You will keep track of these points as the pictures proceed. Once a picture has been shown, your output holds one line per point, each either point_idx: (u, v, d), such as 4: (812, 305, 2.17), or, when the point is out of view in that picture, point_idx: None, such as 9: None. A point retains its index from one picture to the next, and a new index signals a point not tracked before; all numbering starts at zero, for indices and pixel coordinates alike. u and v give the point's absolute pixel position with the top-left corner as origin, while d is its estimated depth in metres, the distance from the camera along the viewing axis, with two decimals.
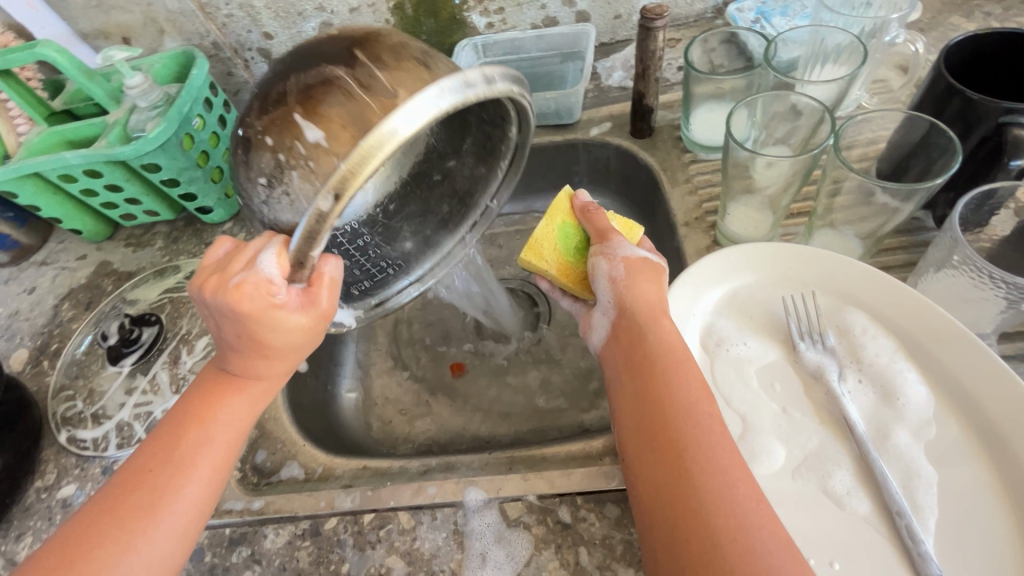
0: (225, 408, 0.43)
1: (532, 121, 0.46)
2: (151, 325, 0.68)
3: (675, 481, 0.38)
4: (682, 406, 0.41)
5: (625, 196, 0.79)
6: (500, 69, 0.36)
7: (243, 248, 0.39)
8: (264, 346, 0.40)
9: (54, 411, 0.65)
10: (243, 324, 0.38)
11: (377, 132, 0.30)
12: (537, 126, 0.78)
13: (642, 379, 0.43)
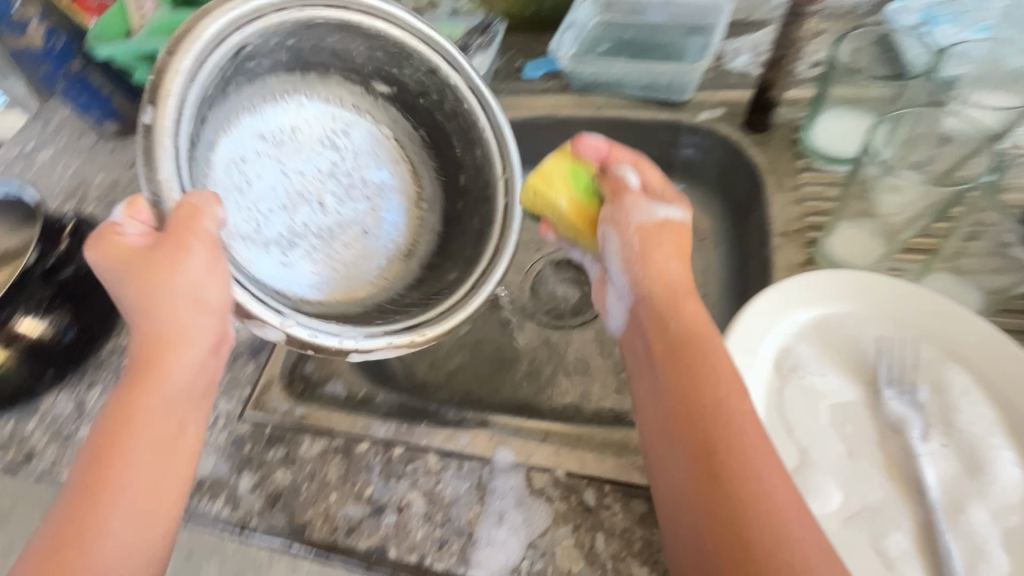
0: (155, 382, 0.42)
1: (459, 57, 0.57)
2: None
3: (704, 488, 0.36)
4: (713, 404, 0.39)
5: (718, 190, 0.74)
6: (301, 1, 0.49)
7: None
8: (181, 293, 0.41)
9: None
10: (143, 278, 0.41)
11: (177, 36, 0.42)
12: (643, 99, 0.73)
13: (673, 374, 0.41)
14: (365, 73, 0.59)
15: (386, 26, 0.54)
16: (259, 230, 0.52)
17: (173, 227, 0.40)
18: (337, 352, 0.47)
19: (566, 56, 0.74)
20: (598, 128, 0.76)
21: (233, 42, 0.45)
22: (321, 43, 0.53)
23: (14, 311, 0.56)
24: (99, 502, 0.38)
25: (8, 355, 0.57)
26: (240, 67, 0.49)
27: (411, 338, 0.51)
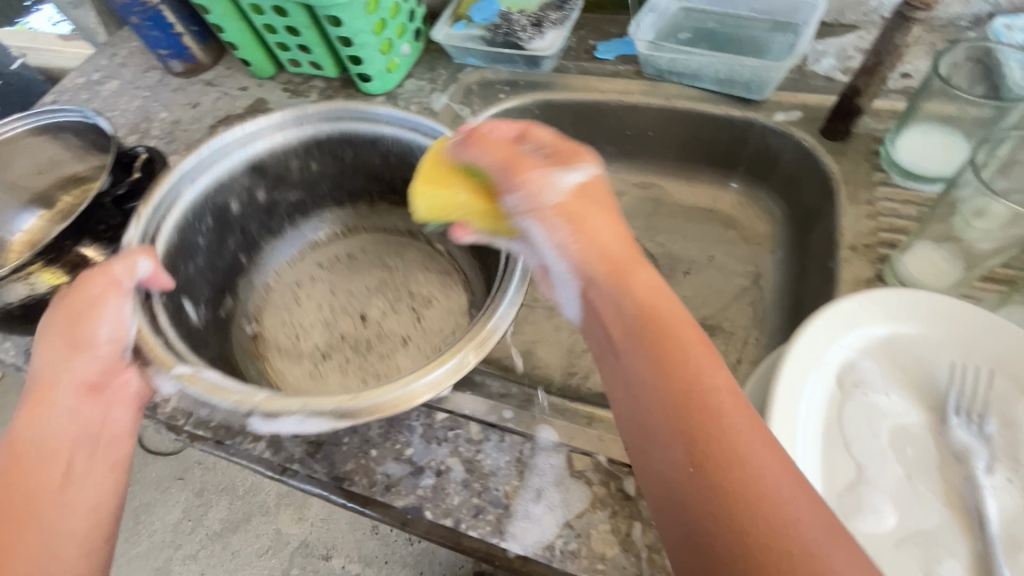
0: (40, 431, 0.44)
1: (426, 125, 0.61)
2: None
3: (695, 471, 0.33)
4: (688, 380, 0.36)
5: (782, 196, 0.72)
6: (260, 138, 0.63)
7: None
8: (74, 329, 0.46)
9: None
10: (46, 332, 0.47)
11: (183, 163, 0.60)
12: (718, 93, 0.71)
13: (649, 350, 0.38)
14: (393, 182, 0.70)
15: (349, 117, 0.64)
16: (295, 339, 0.67)
17: (82, 279, 0.48)
18: (239, 410, 0.44)
19: (646, 38, 0.71)
20: (666, 120, 0.75)
21: (195, 188, 0.60)
22: (341, 159, 0.68)
23: (82, 236, 0.58)
24: (13, 527, 0.40)
25: (72, 279, 0.59)
26: (262, 207, 0.68)
27: (340, 400, 0.44)
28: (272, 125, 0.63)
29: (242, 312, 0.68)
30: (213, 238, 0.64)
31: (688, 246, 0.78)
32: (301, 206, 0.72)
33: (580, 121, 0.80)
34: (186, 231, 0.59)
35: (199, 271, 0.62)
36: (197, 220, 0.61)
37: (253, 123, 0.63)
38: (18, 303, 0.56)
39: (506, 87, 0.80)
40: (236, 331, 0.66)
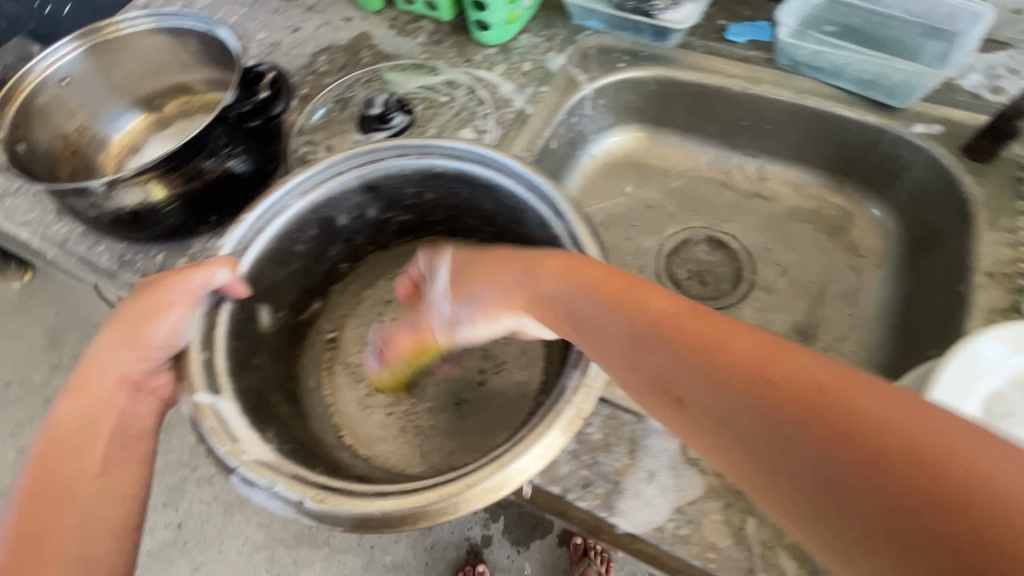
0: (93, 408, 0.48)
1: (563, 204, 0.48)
2: (407, 114, 0.68)
3: (829, 447, 0.25)
4: (740, 359, 0.30)
5: (900, 212, 0.70)
6: (360, 155, 0.54)
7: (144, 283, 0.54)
8: (139, 322, 0.47)
9: (294, 149, 0.70)
10: (117, 318, 0.49)
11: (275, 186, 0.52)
12: (855, 94, 0.68)
13: (679, 346, 0.33)
14: (503, 233, 0.59)
15: (471, 161, 0.53)
16: (364, 359, 0.63)
17: (166, 280, 0.48)
18: (222, 463, 0.42)
19: (792, 23, 0.69)
20: (789, 116, 0.72)
21: (305, 200, 0.53)
22: (457, 197, 0.58)
23: (201, 152, 0.56)
24: (58, 504, 0.43)
25: (184, 191, 0.58)
26: (371, 222, 0.61)
27: (308, 493, 0.42)
28: (396, 148, 0.54)
29: (328, 310, 0.65)
30: (313, 246, 0.58)
31: (787, 248, 0.76)
32: (410, 226, 0.64)
33: (693, 105, 0.78)
34: (283, 240, 0.53)
35: (288, 277, 0.57)
36: (299, 231, 0.55)
37: (379, 145, 0.54)
38: (132, 206, 0.56)
39: (625, 57, 0.76)
40: (313, 331, 0.63)
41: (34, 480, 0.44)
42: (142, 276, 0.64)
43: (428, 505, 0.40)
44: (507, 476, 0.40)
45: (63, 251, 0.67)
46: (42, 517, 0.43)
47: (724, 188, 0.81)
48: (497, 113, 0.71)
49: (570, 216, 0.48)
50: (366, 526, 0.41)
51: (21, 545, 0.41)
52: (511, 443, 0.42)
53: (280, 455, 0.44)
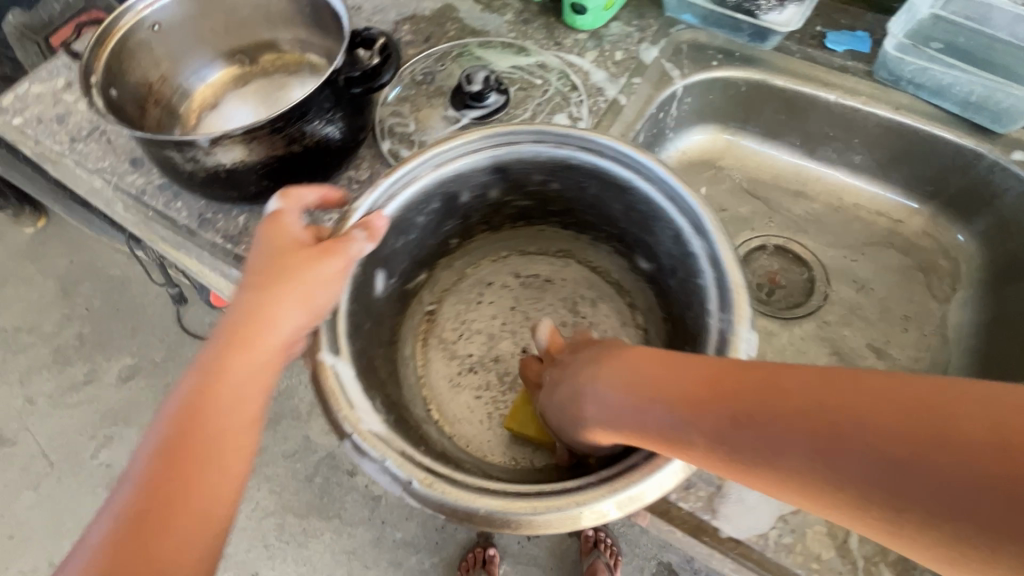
0: (231, 364, 0.42)
1: (713, 226, 0.45)
2: (501, 95, 0.68)
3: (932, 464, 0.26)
4: (804, 417, 0.31)
5: (983, 239, 0.70)
6: (513, 134, 0.52)
7: (279, 212, 0.48)
8: (311, 290, 0.44)
9: (382, 119, 0.69)
10: (280, 269, 0.45)
11: (414, 155, 0.51)
12: (953, 115, 0.67)
13: (746, 421, 0.33)
14: (624, 234, 0.59)
15: (611, 159, 0.51)
16: (459, 338, 0.64)
17: (341, 247, 0.45)
18: (339, 427, 0.42)
19: (900, 34, 0.68)
20: (882, 131, 0.71)
21: (438, 171, 0.52)
22: (585, 190, 0.57)
23: (306, 115, 0.54)
24: (202, 466, 0.39)
25: (282, 154, 0.56)
26: (490, 203, 0.60)
27: (416, 474, 0.41)
28: (534, 133, 0.52)
29: (430, 284, 0.64)
30: (432, 219, 0.57)
31: (863, 264, 0.75)
32: (522, 213, 0.63)
33: (782, 110, 0.76)
34: (409, 210, 0.53)
35: (405, 246, 0.56)
36: (425, 203, 0.54)
37: (516, 127, 0.52)
38: (230, 165, 0.55)
39: (719, 55, 0.75)
40: (415, 304, 0.63)
41: (161, 460, 0.39)
42: (222, 236, 0.62)
43: (536, 515, 0.39)
44: (605, 506, 0.39)
45: (140, 205, 0.65)
46: (166, 509, 0.37)
47: (801, 198, 0.80)
48: (589, 101, 0.70)
49: (712, 235, 0.45)
50: (470, 521, 0.39)
51: (139, 538, 0.36)
52: (615, 472, 0.40)
53: (389, 429, 0.44)
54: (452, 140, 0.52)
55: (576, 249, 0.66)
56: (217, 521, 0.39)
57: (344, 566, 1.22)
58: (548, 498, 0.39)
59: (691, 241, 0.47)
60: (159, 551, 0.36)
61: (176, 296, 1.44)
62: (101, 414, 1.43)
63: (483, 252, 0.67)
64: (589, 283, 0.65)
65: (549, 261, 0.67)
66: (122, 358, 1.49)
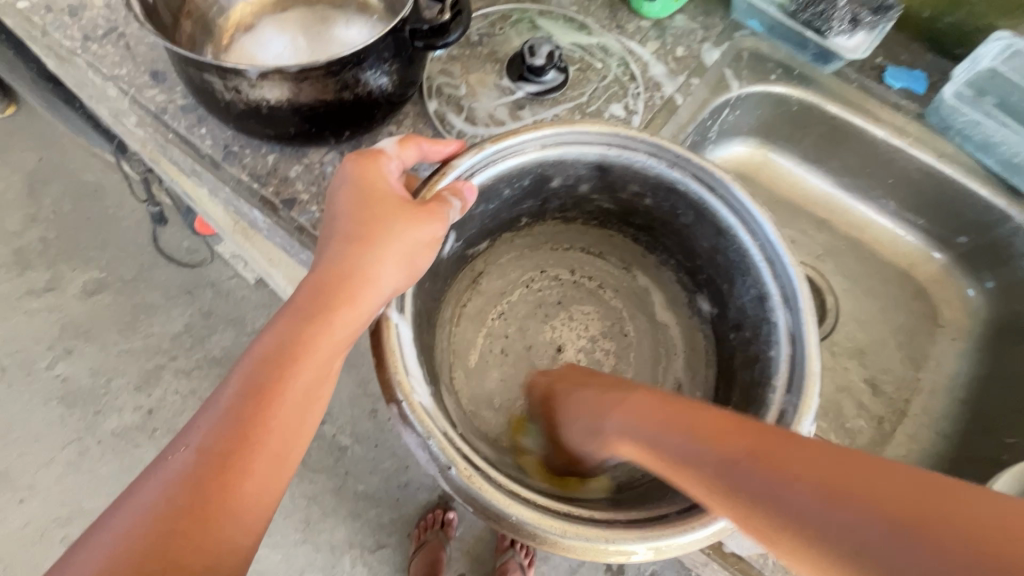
0: (330, 317, 0.41)
1: (802, 297, 0.45)
2: (560, 73, 0.65)
3: (865, 515, 0.28)
4: (761, 454, 0.34)
5: (989, 296, 0.73)
6: (629, 137, 0.51)
7: (378, 151, 0.47)
8: (408, 252, 0.44)
9: (432, 76, 0.65)
10: (374, 222, 0.44)
11: (517, 132, 0.50)
12: (992, 173, 0.68)
13: (709, 446, 0.36)
14: (699, 271, 0.58)
15: (719, 199, 0.49)
16: (499, 316, 0.64)
17: (431, 214, 0.44)
18: (390, 391, 0.41)
19: (962, 81, 0.69)
20: (919, 175, 0.72)
21: (542, 152, 0.51)
22: (676, 217, 0.56)
23: (364, 63, 0.50)
24: (291, 415, 0.39)
25: (331, 99, 0.52)
26: (575, 195, 0.60)
27: (457, 460, 0.40)
28: (651, 147, 0.51)
29: (487, 256, 0.64)
30: (516, 194, 0.56)
31: (873, 302, 0.77)
32: (602, 214, 0.62)
33: (827, 136, 0.76)
34: (501, 181, 0.52)
35: (482, 214, 0.56)
36: (516, 178, 0.53)
37: (637, 135, 0.51)
38: (273, 102, 0.51)
39: (778, 69, 0.73)
40: (460, 278, 0.62)
41: (250, 400, 0.38)
42: (248, 173, 0.58)
43: (565, 538, 0.38)
44: (635, 547, 0.38)
45: (158, 123, 0.61)
46: (251, 450, 0.37)
47: (824, 227, 0.81)
48: (646, 95, 0.68)
49: (801, 313, 0.45)
50: (496, 523, 0.39)
51: (227, 474, 0.36)
52: (649, 519, 0.40)
53: (434, 404, 0.43)
54: (567, 124, 0.51)
55: (638, 266, 0.65)
56: (293, 462, 0.39)
57: (304, 511, 1.23)
58: (578, 524, 0.39)
59: (776, 308, 0.46)
60: (243, 487, 0.36)
61: (156, 216, 1.36)
62: (62, 325, 1.36)
63: (540, 237, 0.66)
64: (641, 304, 0.65)
65: (608, 267, 0.66)
66: (89, 270, 1.41)
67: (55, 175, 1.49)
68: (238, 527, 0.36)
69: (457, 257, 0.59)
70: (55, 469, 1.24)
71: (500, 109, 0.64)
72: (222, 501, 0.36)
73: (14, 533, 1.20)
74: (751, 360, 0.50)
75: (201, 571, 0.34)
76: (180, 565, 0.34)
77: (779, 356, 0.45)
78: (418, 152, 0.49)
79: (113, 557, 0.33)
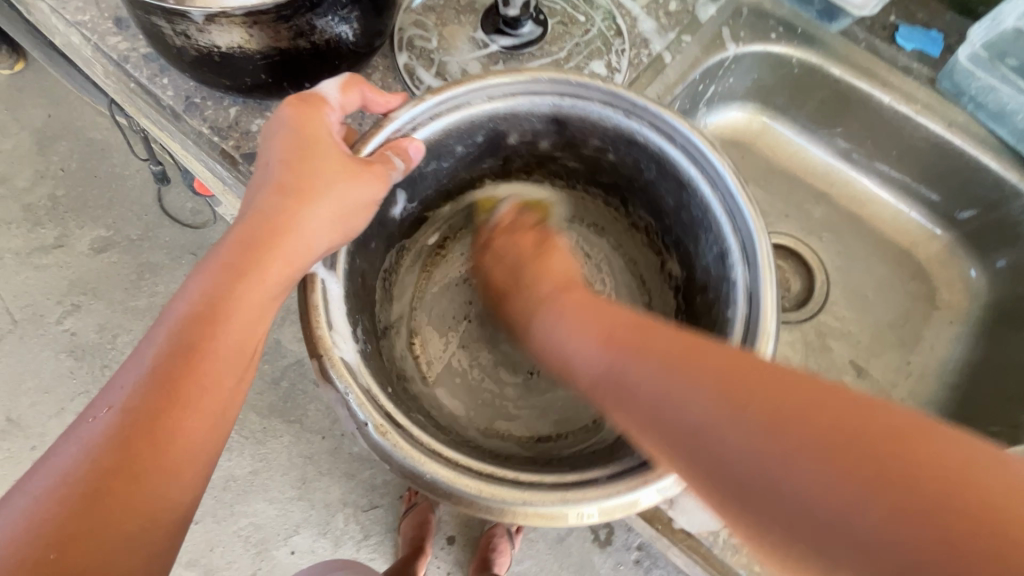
0: (264, 270, 0.40)
1: (763, 250, 0.43)
2: (538, 25, 0.62)
3: (877, 478, 0.28)
4: (770, 394, 0.32)
5: (993, 279, 0.69)
6: (592, 85, 0.48)
7: (320, 101, 0.45)
8: (347, 212, 0.43)
9: (404, 28, 0.62)
10: (311, 177, 0.42)
11: (473, 77, 0.47)
12: (1006, 146, 0.63)
13: (705, 384, 0.34)
14: (668, 232, 0.56)
15: (678, 148, 0.48)
16: (462, 281, 0.62)
17: (359, 177, 0.43)
18: (312, 344, 0.40)
19: (978, 44, 0.63)
20: (926, 145, 0.67)
21: (492, 104, 0.49)
22: (641, 173, 0.53)
23: (318, 7, 0.48)
24: (220, 370, 0.37)
25: (286, 47, 0.50)
26: (537, 153, 0.57)
27: (375, 417, 0.39)
28: (606, 95, 0.49)
29: (451, 218, 0.62)
30: (471, 151, 0.54)
31: (869, 281, 0.73)
32: (568, 173, 0.60)
33: (831, 102, 0.71)
34: (449, 136, 0.50)
35: (435, 172, 0.54)
36: (467, 134, 0.51)
37: (592, 84, 0.48)
38: (225, 49, 0.49)
39: (779, 27, 0.68)
40: (423, 240, 0.60)
41: (179, 358, 0.36)
42: (208, 126, 0.57)
43: (479, 498, 0.38)
44: (557, 510, 0.38)
45: (121, 72, 0.59)
46: (179, 407, 0.35)
47: (823, 200, 0.77)
48: (631, 51, 0.63)
49: (760, 269, 0.43)
50: (412, 480, 0.39)
51: (153, 434, 0.34)
52: (577, 481, 0.39)
53: (361, 360, 0.42)
54: (521, 71, 0.48)
55: (610, 229, 0.63)
56: (224, 421, 0.38)
57: (300, 469, 1.24)
58: (493, 483, 0.39)
59: (736, 265, 0.45)
60: (174, 446, 0.35)
61: (158, 175, 1.36)
62: (71, 281, 1.38)
63: (505, 196, 0.63)
64: (612, 268, 0.63)
65: (580, 231, 0.64)
66: (97, 228, 1.42)
67: (62, 131, 1.49)
68: (172, 488, 0.34)
69: (417, 212, 0.57)
70: (65, 419, 1.28)
71: (473, 63, 0.61)
72: (143, 462, 0.34)
73: None
74: (712, 322, 0.48)
75: (133, 529, 0.33)
76: (108, 528, 0.32)
77: (733, 316, 0.44)
78: (360, 98, 0.47)
79: (34, 524, 0.31)
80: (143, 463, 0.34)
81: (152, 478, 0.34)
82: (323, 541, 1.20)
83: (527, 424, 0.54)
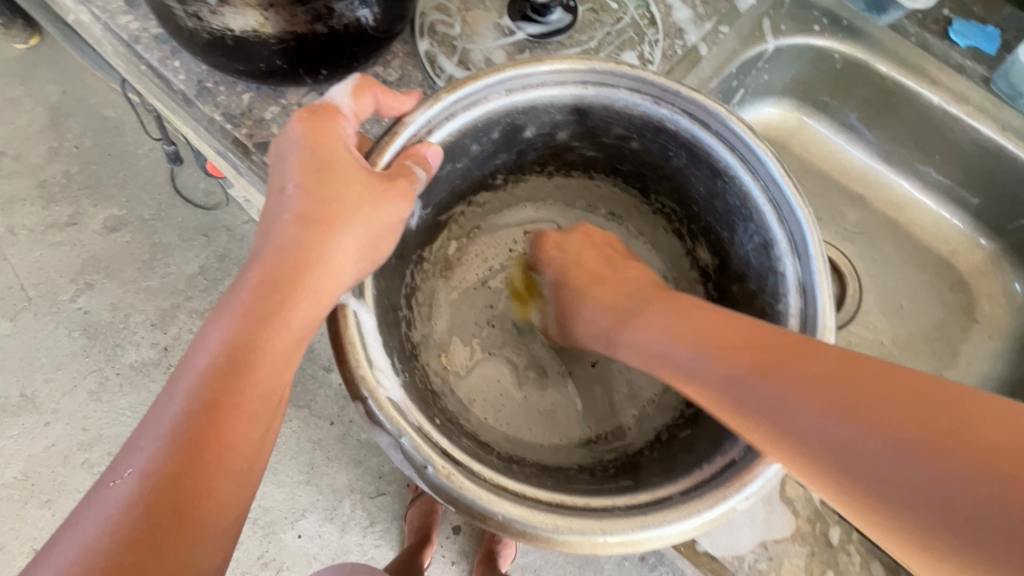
0: (289, 312, 0.38)
1: (816, 236, 0.41)
2: (568, 13, 0.59)
3: (926, 441, 0.29)
4: (815, 373, 0.34)
5: None
6: (622, 69, 0.45)
7: (335, 111, 0.43)
8: (372, 236, 0.41)
9: (426, 13, 0.58)
10: (335, 202, 0.40)
11: (493, 70, 0.44)
12: None
13: (750, 366, 0.37)
14: (696, 220, 0.53)
15: (714, 135, 0.45)
16: (481, 285, 0.60)
17: (382, 196, 0.41)
18: (354, 387, 0.38)
19: None
20: (975, 150, 0.63)
21: (509, 98, 0.46)
22: (667, 160, 0.50)
23: None
24: (247, 421, 0.35)
25: (302, 32, 0.47)
26: (553, 144, 0.54)
27: (434, 458, 0.37)
28: (633, 82, 0.46)
29: (463, 222, 0.59)
30: (487, 150, 0.51)
31: (905, 291, 0.70)
32: (585, 162, 0.57)
33: (874, 101, 0.67)
34: (466, 135, 0.47)
35: (449, 175, 0.51)
36: (483, 131, 0.48)
37: (619, 70, 0.45)
38: (238, 33, 0.46)
39: (823, 19, 0.64)
40: (440, 246, 0.57)
41: (202, 416, 0.34)
42: (221, 112, 0.54)
43: (557, 533, 0.35)
44: (638, 536, 0.36)
45: (131, 54, 0.57)
46: (208, 465, 0.34)
47: (859, 204, 0.73)
48: (666, 42, 0.60)
49: (812, 260, 0.41)
50: (482, 522, 0.36)
51: (183, 496, 0.33)
52: (649, 503, 0.38)
53: (406, 396, 0.40)
54: (540, 61, 0.45)
55: (631, 218, 0.60)
56: (254, 474, 0.36)
57: (308, 454, 1.23)
58: (571, 516, 0.36)
59: (784, 256, 0.42)
60: (202, 511, 0.33)
61: (170, 154, 1.34)
62: (84, 260, 1.37)
63: (516, 191, 0.60)
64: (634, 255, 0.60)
65: (598, 221, 0.61)
66: (110, 207, 1.41)
67: (76, 108, 1.47)
68: (203, 550, 0.33)
69: (439, 211, 0.54)
70: (78, 397, 1.28)
71: (497, 52, 0.58)
72: (172, 528, 0.32)
73: (39, 454, 1.25)
74: (757, 315, 0.46)
75: None
76: None
77: (787, 310, 0.41)
78: (373, 102, 0.45)
79: None
80: (174, 527, 0.32)
81: (183, 543, 0.32)
82: (330, 527, 1.20)
83: (558, 430, 0.52)
